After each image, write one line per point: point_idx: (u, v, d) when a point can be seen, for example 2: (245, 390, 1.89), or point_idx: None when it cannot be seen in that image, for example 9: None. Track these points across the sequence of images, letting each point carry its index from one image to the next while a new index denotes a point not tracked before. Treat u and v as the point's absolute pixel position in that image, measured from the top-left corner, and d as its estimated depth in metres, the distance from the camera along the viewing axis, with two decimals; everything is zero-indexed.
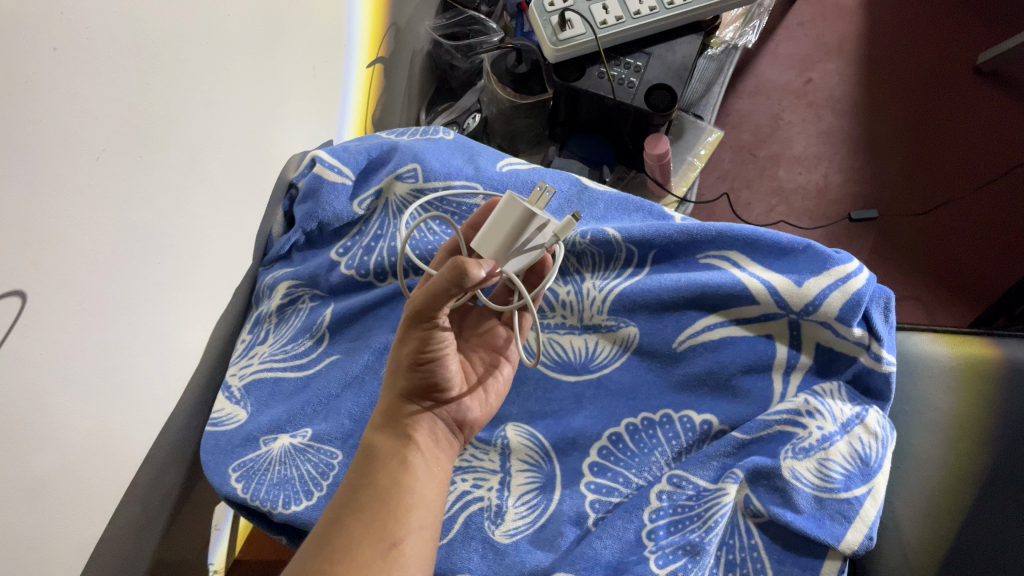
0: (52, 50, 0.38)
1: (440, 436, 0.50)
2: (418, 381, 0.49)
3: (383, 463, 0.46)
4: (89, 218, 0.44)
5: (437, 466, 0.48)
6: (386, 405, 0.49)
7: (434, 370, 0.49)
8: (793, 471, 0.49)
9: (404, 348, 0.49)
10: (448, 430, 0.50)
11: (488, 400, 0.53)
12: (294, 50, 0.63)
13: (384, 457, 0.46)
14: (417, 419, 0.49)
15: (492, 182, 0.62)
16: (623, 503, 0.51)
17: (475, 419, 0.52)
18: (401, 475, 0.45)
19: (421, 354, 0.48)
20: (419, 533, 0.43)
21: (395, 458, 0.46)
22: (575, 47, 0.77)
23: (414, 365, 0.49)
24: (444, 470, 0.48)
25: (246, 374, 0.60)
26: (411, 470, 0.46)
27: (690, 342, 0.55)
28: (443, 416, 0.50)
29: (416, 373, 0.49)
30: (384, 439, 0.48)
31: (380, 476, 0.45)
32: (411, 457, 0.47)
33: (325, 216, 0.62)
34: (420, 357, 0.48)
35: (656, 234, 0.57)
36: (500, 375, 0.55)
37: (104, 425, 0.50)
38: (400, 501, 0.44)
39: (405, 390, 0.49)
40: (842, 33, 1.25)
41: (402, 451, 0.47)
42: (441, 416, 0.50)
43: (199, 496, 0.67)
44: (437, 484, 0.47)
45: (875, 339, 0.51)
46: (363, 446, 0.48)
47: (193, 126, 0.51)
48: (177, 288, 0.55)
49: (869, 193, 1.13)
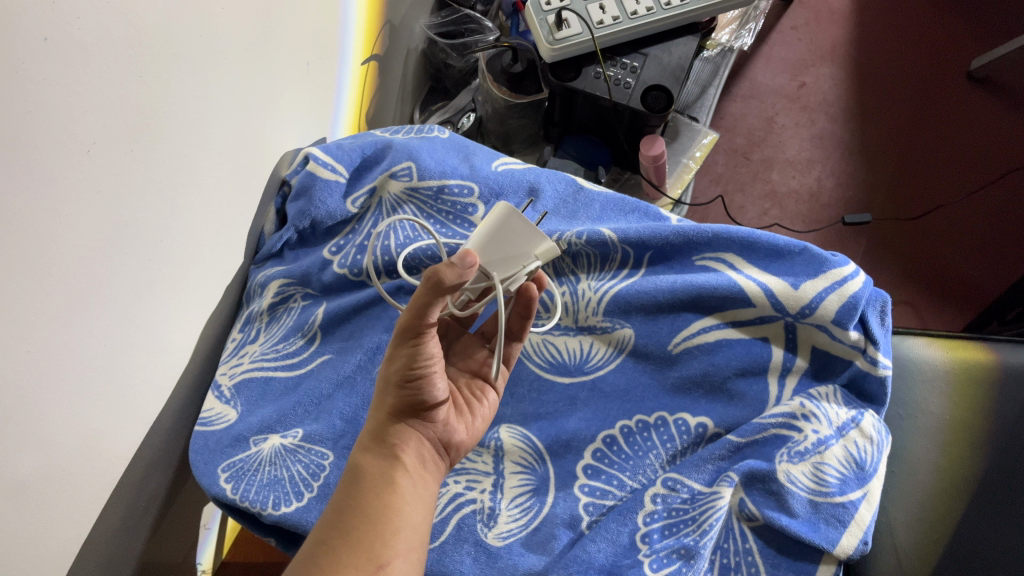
0: (43, 41, 0.38)
1: (427, 457, 0.48)
2: (407, 399, 0.48)
3: (371, 483, 0.45)
4: (78, 214, 0.43)
5: (424, 487, 0.46)
6: (372, 424, 0.48)
7: (422, 388, 0.47)
8: (788, 475, 0.49)
9: (392, 365, 0.48)
10: (435, 452, 0.48)
11: (474, 423, 0.52)
12: (287, 45, 0.62)
13: (372, 478, 0.45)
14: (404, 438, 0.47)
15: (487, 181, 0.61)
16: (617, 506, 0.51)
17: (462, 441, 0.50)
18: (389, 496, 0.44)
19: (409, 371, 0.47)
20: (407, 556, 0.42)
21: (382, 479, 0.45)
22: (571, 47, 0.77)
23: (402, 382, 0.47)
24: (430, 491, 0.47)
25: (236, 373, 0.59)
26: (398, 491, 0.45)
27: (686, 345, 0.55)
28: (430, 436, 0.48)
29: (404, 391, 0.47)
30: (370, 459, 0.46)
31: (367, 497, 0.44)
32: (399, 478, 0.45)
33: (317, 214, 0.61)
34: (409, 374, 0.47)
35: (651, 235, 0.56)
36: (485, 400, 0.53)
37: (91, 424, 0.49)
38: (387, 519, 0.43)
39: (392, 408, 0.48)
40: (835, 38, 1.25)
41: (390, 471, 0.45)
42: (428, 436, 0.48)
43: (187, 496, 0.66)
44: (424, 505, 0.45)
45: (871, 344, 0.51)
46: (349, 469, 0.46)
47: (184, 121, 0.51)
48: (167, 285, 0.54)
49: (862, 198, 1.13)
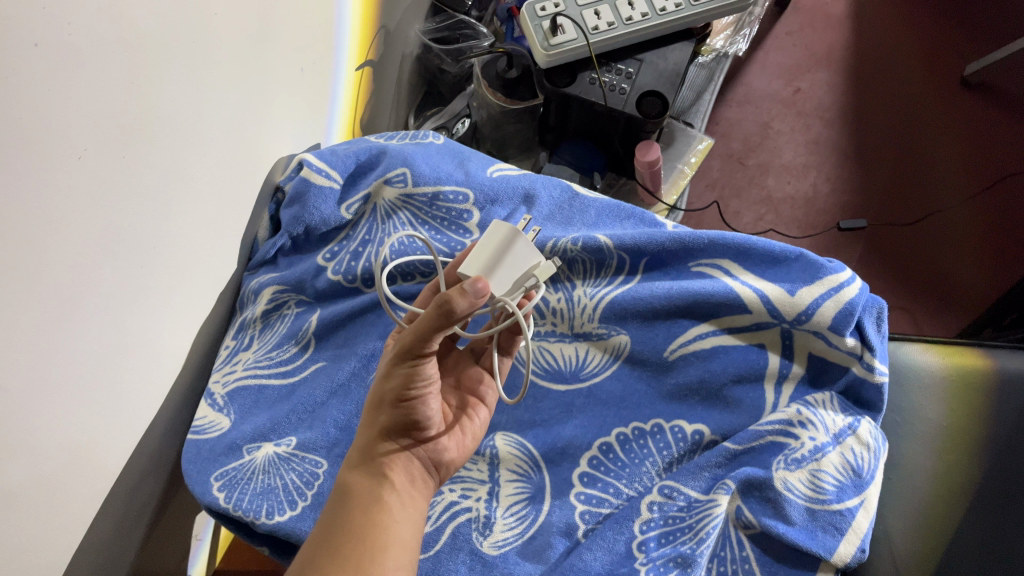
0: (34, 46, 0.37)
1: (417, 476, 0.48)
2: (399, 418, 0.47)
3: (359, 500, 0.45)
4: (69, 221, 0.43)
5: (413, 506, 0.46)
6: (363, 441, 0.47)
7: (415, 409, 0.47)
8: (786, 482, 0.48)
9: (386, 383, 0.47)
10: (424, 470, 0.48)
11: (465, 441, 0.51)
12: (281, 51, 0.61)
13: (359, 496, 0.45)
14: (394, 456, 0.47)
15: (483, 188, 0.61)
16: (613, 514, 0.51)
17: (452, 459, 0.50)
18: (377, 514, 0.44)
19: (404, 391, 0.46)
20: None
21: (370, 497, 0.45)
22: (566, 53, 0.77)
23: (396, 401, 0.47)
24: (420, 509, 0.46)
25: (230, 382, 0.58)
26: (387, 510, 0.44)
27: (682, 351, 0.54)
28: (420, 455, 0.48)
29: (398, 410, 0.47)
30: (359, 477, 0.46)
31: (356, 516, 0.44)
32: (386, 496, 0.45)
33: (312, 220, 0.60)
34: (403, 394, 0.47)
35: (648, 242, 0.56)
36: (477, 417, 0.53)
37: (83, 432, 0.49)
38: (376, 538, 0.43)
39: (384, 427, 0.47)
40: (830, 43, 1.26)
41: (377, 489, 0.45)
42: (418, 455, 0.48)
43: (180, 505, 0.65)
44: (414, 524, 0.45)
45: (868, 350, 0.50)
46: (337, 485, 0.46)
47: (177, 127, 0.50)
48: (160, 291, 0.53)
49: (857, 203, 1.14)
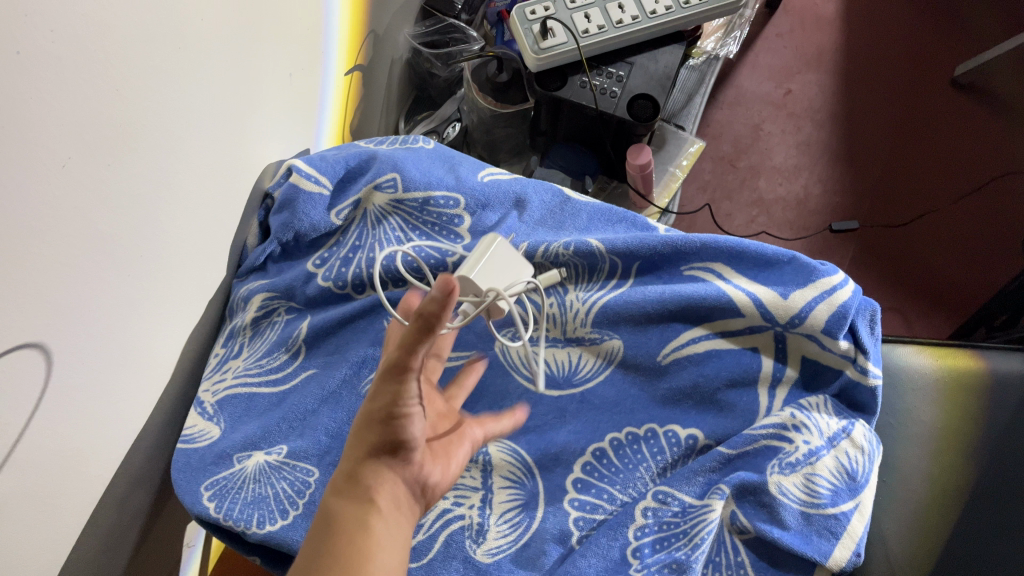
0: (16, 54, 0.37)
1: (402, 500, 0.45)
2: (386, 439, 0.44)
3: (345, 527, 0.42)
4: (53, 230, 0.42)
5: (398, 531, 0.44)
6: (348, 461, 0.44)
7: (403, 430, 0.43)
8: (780, 487, 0.48)
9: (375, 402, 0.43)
10: (410, 493, 0.46)
11: (450, 465, 0.49)
12: (268, 56, 0.61)
13: (345, 523, 0.42)
14: (378, 479, 0.44)
15: (474, 193, 0.61)
16: (607, 520, 0.50)
17: (436, 482, 0.48)
18: (362, 542, 0.41)
19: (394, 410, 0.43)
20: None
21: (357, 525, 0.42)
22: (557, 56, 0.77)
23: (384, 422, 0.43)
24: (404, 535, 0.44)
25: (219, 391, 0.57)
26: (372, 536, 0.42)
27: (675, 355, 0.54)
28: (405, 477, 0.45)
29: (384, 430, 0.43)
30: (344, 502, 0.43)
31: (342, 545, 0.41)
32: (372, 522, 0.42)
33: (301, 226, 0.60)
34: (392, 414, 0.43)
35: (639, 246, 0.55)
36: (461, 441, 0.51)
37: (70, 444, 0.48)
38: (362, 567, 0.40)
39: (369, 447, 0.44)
40: (820, 45, 1.26)
41: (363, 515, 0.43)
42: (404, 477, 0.45)
43: (170, 515, 0.64)
44: (399, 551, 0.43)
45: (862, 352, 0.50)
46: (320, 510, 0.43)
47: (164, 134, 0.50)
48: (147, 300, 0.53)
49: (849, 205, 1.14)
